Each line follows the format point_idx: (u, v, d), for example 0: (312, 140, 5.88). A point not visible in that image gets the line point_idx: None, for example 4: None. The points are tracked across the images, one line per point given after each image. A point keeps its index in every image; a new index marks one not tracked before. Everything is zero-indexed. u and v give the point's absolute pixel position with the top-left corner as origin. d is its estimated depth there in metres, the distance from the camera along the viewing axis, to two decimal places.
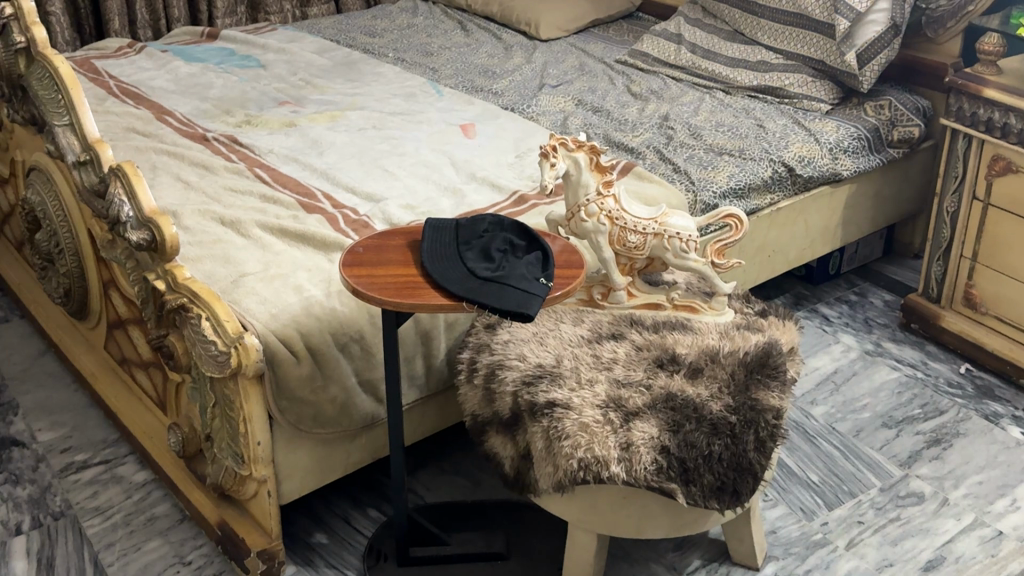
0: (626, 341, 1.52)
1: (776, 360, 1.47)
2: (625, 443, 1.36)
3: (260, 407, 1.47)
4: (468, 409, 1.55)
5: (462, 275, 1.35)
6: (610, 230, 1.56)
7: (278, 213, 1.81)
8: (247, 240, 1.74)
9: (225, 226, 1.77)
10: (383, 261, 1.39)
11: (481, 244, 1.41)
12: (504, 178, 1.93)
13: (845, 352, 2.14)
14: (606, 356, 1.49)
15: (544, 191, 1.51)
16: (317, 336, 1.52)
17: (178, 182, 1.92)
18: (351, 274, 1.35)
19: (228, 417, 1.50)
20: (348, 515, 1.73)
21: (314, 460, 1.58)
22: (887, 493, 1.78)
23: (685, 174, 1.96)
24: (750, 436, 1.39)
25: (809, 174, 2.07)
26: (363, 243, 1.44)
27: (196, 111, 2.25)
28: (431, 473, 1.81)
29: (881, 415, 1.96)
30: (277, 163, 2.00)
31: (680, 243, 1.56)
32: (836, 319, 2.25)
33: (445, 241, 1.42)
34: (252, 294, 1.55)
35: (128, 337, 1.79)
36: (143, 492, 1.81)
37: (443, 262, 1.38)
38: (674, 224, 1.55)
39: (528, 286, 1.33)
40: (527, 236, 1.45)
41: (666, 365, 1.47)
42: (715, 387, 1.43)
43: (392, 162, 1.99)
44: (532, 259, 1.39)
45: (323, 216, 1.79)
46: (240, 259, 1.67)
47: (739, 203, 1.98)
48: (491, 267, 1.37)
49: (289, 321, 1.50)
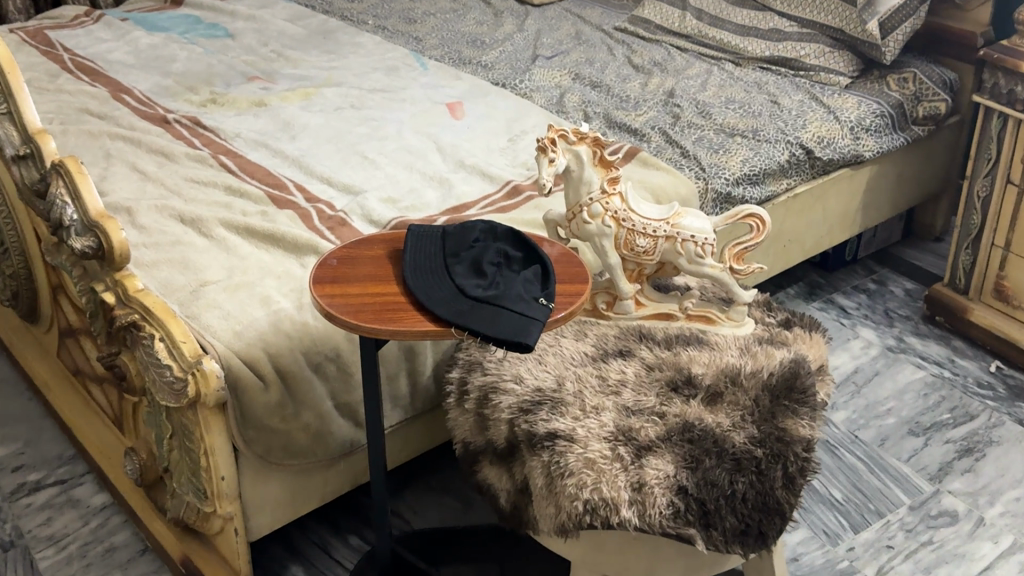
0: (635, 359, 1.35)
1: (804, 381, 1.31)
2: (637, 483, 1.20)
3: (224, 439, 1.30)
4: (457, 436, 1.38)
5: (449, 298, 1.17)
6: (617, 233, 1.39)
7: (245, 209, 1.62)
8: (210, 240, 1.56)
9: (185, 225, 1.59)
10: (359, 278, 1.22)
11: (471, 257, 1.23)
12: (495, 166, 1.75)
13: (866, 349, 1.98)
14: (613, 378, 1.32)
15: (541, 191, 1.33)
16: (287, 355, 1.35)
17: (135, 173, 1.74)
18: (322, 294, 1.18)
19: (188, 449, 1.33)
20: (327, 544, 1.57)
21: (288, 493, 1.42)
22: (917, 513, 1.62)
23: (694, 159, 1.79)
24: (778, 471, 1.22)
25: (828, 156, 1.89)
26: (335, 256, 1.26)
27: (157, 88, 2.06)
28: (418, 493, 1.65)
29: (906, 421, 1.81)
30: (245, 150, 1.82)
31: (695, 247, 1.38)
32: (854, 310, 2.08)
33: (431, 255, 1.24)
34: (215, 307, 1.39)
35: (80, 347, 1.62)
36: (101, 518, 1.64)
37: (428, 282, 1.20)
38: (688, 226, 1.38)
39: (525, 308, 1.15)
40: (525, 246, 1.26)
41: (680, 390, 1.30)
42: (737, 415, 1.27)
43: (372, 148, 1.80)
44: (530, 274, 1.20)
45: (295, 212, 1.61)
46: (201, 265, 1.49)
47: (754, 190, 1.80)
48: (483, 287, 1.19)
49: (255, 339, 1.34)
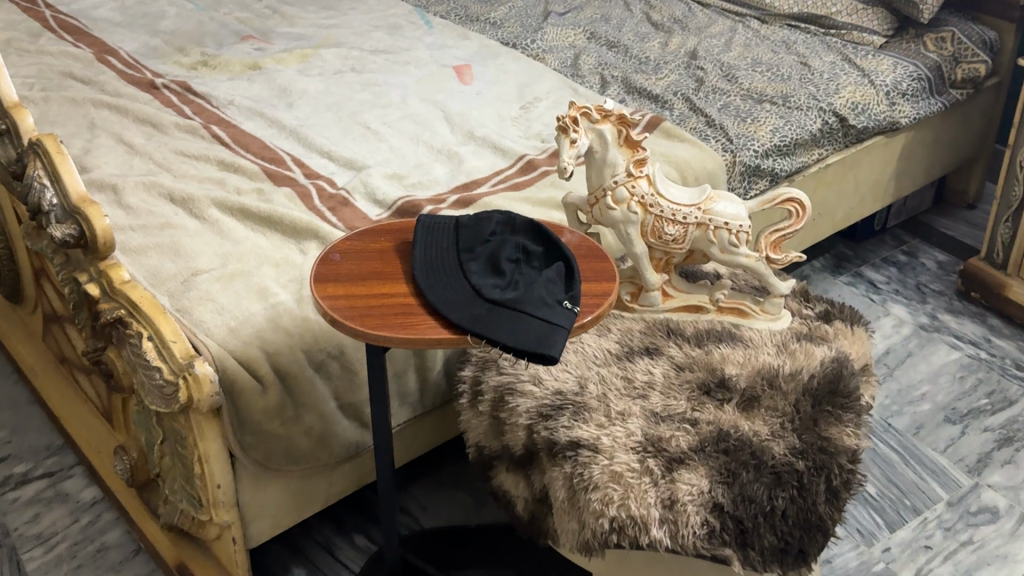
0: (663, 358, 1.25)
1: (847, 384, 1.21)
2: (668, 500, 1.10)
3: (219, 446, 1.20)
4: (470, 440, 1.28)
5: (465, 302, 1.06)
6: (643, 220, 1.28)
7: (240, 187, 1.51)
8: (203, 223, 1.44)
9: (176, 205, 1.48)
10: (364, 277, 1.11)
11: (487, 252, 1.12)
12: (507, 138, 1.63)
13: (897, 327, 1.88)
14: (639, 380, 1.22)
15: (563, 175, 1.22)
16: (286, 354, 1.24)
17: (121, 145, 1.62)
18: (324, 296, 1.08)
19: (180, 455, 1.23)
20: (332, 544, 1.48)
21: (289, 498, 1.32)
22: (955, 509, 1.53)
23: (720, 128, 1.67)
24: (820, 485, 1.13)
25: (862, 124, 1.77)
26: (338, 251, 1.15)
27: (144, 49, 1.93)
28: (428, 487, 1.56)
29: (942, 407, 1.71)
30: (239, 119, 1.70)
31: (729, 235, 1.27)
32: (884, 285, 1.98)
33: (443, 251, 1.13)
34: (209, 300, 1.28)
35: (65, 334, 1.51)
36: (92, 514, 1.55)
37: (441, 282, 1.09)
38: (720, 212, 1.27)
39: (548, 314, 1.04)
40: (546, 240, 1.15)
41: (713, 393, 1.20)
42: (775, 423, 1.17)
43: (374, 117, 1.68)
44: (553, 273, 1.09)
45: (293, 191, 1.50)
46: (192, 251, 1.38)
47: (783, 163, 1.69)
48: (502, 288, 1.08)
49: (252, 336, 1.24)
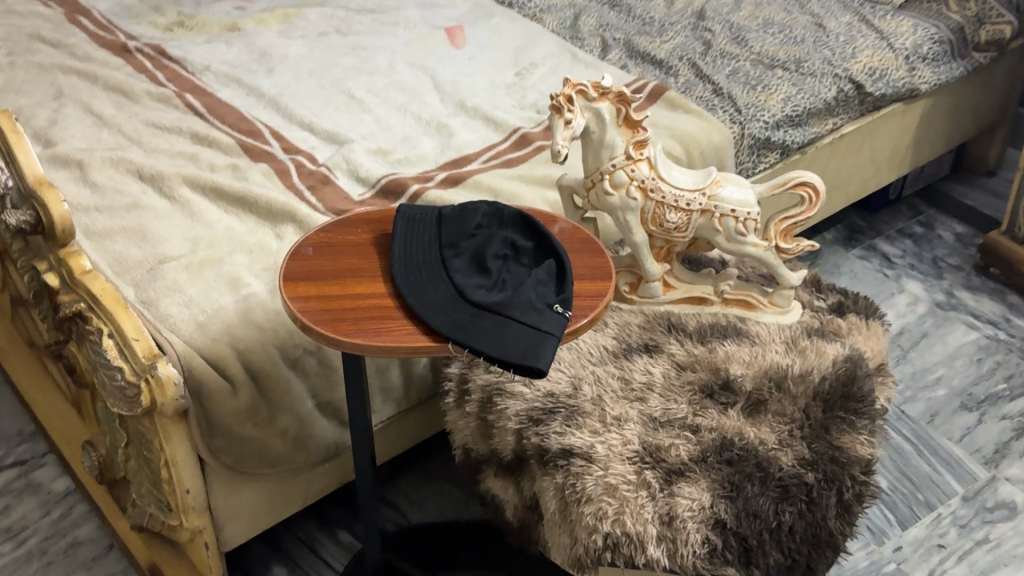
0: (663, 356, 1.16)
1: (861, 387, 1.12)
2: (667, 516, 1.02)
3: (186, 450, 1.12)
4: (456, 440, 1.20)
5: (446, 306, 0.98)
6: (643, 206, 1.18)
7: (215, 163, 1.42)
8: (173, 204, 1.35)
9: (145, 183, 1.39)
10: (338, 276, 1.02)
11: (472, 248, 1.03)
12: (500, 109, 1.53)
13: (912, 306, 1.78)
14: (637, 381, 1.14)
15: (556, 159, 1.12)
16: (258, 351, 1.16)
17: (89, 115, 1.52)
18: (293, 296, 0.99)
19: (146, 458, 1.16)
20: (314, 541, 1.41)
21: (265, 500, 1.24)
22: (971, 505, 1.45)
23: (728, 97, 1.57)
24: (831, 498, 1.05)
25: (880, 91, 1.66)
26: (311, 244, 1.06)
27: (118, 8, 1.82)
28: (416, 479, 1.48)
29: (958, 393, 1.62)
30: (216, 87, 1.60)
31: (736, 223, 1.18)
32: (899, 260, 1.89)
33: (424, 246, 1.04)
34: (176, 292, 1.19)
35: (31, 319, 1.42)
36: (64, 507, 1.48)
37: (421, 282, 1.00)
38: (727, 198, 1.17)
39: (536, 319, 0.95)
40: (536, 234, 1.06)
41: (716, 396, 1.12)
42: (783, 431, 1.08)
43: (359, 84, 1.58)
44: (543, 272, 1.00)
45: (270, 167, 1.41)
46: (161, 236, 1.29)
47: (795, 134, 1.58)
48: (487, 289, 0.99)
49: (221, 332, 1.15)
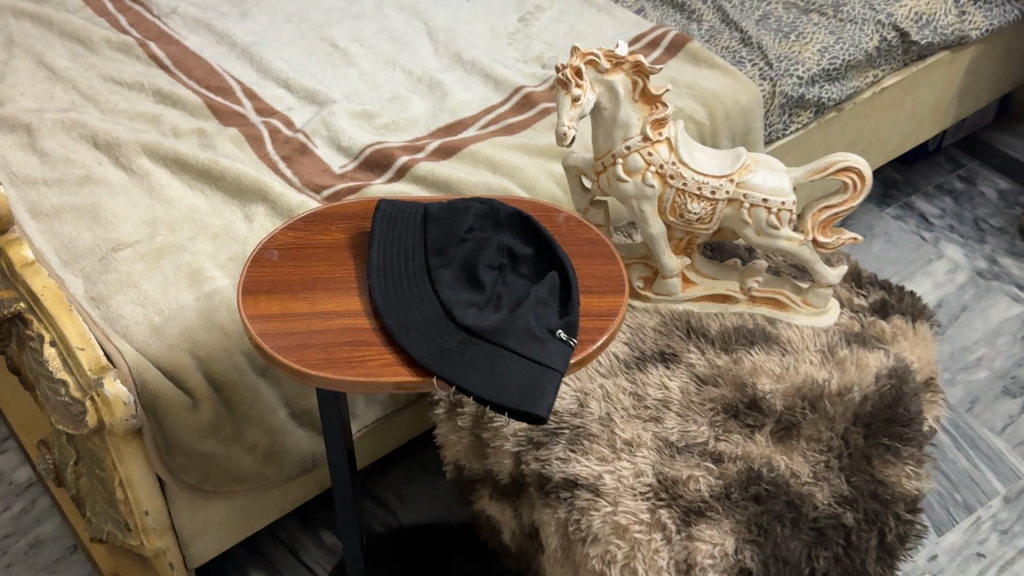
0: (681, 367, 1.02)
1: (909, 408, 0.99)
2: (685, 564, 0.88)
3: (142, 470, 1.00)
4: (448, 456, 1.07)
5: (431, 331, 0.83)
6: (662, 194, 1.03)
7: (180, 126, 1.26)
8: (131, 176, 1.20)
9: (100, 151, 1.23)
10: (306, 289, 0.88)
11: (462, 255, 0.88)
12: (500, 63, 1.37)
13: (951, 275, 1.63)
14: (651, 398, 1.00)
15: (561, 143, 0.97)
16: (222, 358, 1.03)
17: (41, 68, 1.36)
18: (253, 316, 0.85)
19: (99, 476, 1.03)
20: (295, 543, 1.30)
21: (236, 513, 1.12)
22: (1014, 507, 1.33)
23: (758, 48, 1.40)
24: (871, 541, 0.92)
25: (926, 40, 1.48)
26: (276, 248, 0.92)
27: None
28: (408, 474, 1.37)
29: (1001, 376, 1.48)
30: (184, 34, 1.43)
31: (768, 215, 1.03)
32: (937, 221, 1.74)
33: (406, 251, 0.90)
34: (129, 287, 1.05)
35: None
36: (26, 500, 1.36)
37: (401, 299, 0.86)
38: (758, 186, 1.02)
39: (536, 350, 0.81)
40: (537, 238, 0.91)
41: (742, 417, 0.98)
42: (818, 462, 0.95)
43: (343, 32, 1.42)
44: (544, 289, 0.85)
45: (241, 132, 1.25)
46: (115, 216, 1.14)
47: (831, 90, 1.41)
48: (479, 309, 0.85)
49: (180, 337, 1.01)
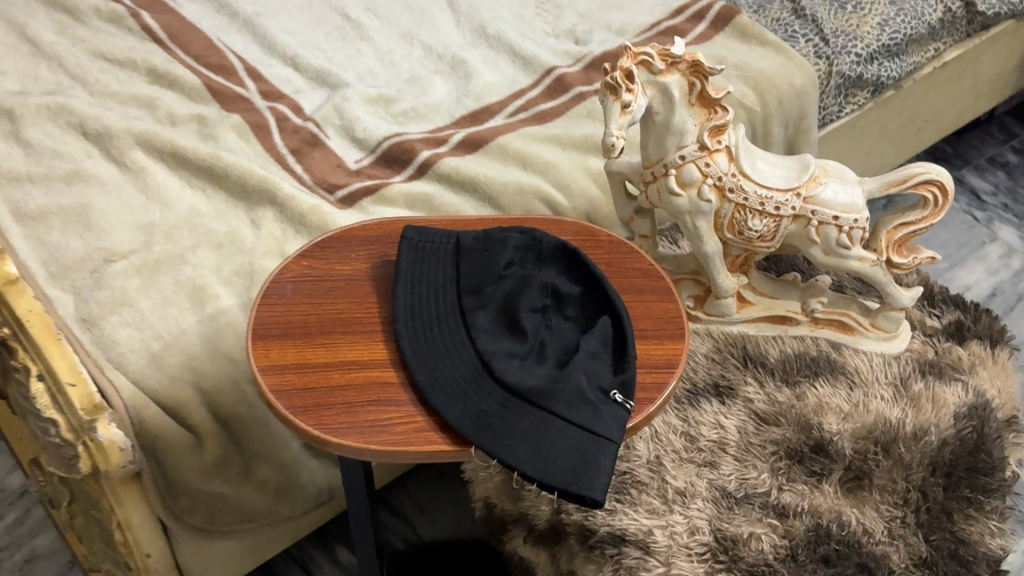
0: (738, 403, 0.92)
1: (990, 454, 0.90)
2: None
3: (142, 512, 0.90)
4: (477, 491, 0.99)
5: (467, 389, 0.73)
6: (719, 209, 0.92)
7: (178, 113, 1.14)
8: (124, 171, 1.08)
9: (89, 142, 1.11)
10: (324, 332, 0.78)
11: (501, 296, 0.77)
12: (529, 39, 1.25)
13: (1005, 260, 1.52)
14: (705, 439, 0.90)
15: (609, 156, 0.85)
16: (228, 390, 0.93)
17: (23, 41, 1.23)
18: (264, 366, 0.75)
19: (95, 516, 0.93)
20: (308, 560, 1.21)
21: (246, 545, 1.03)
22: None
23: (812, 21, 1.27)
24: None
25: (993, 9, 1.35)
26: (289, 280, 0.81)
27: None
28: (428, 483, 1.28)
29: None
30: (181, 1, 1.30)
31: (838, 233, 0.91)
32: (990, 198, 1.62)
33: (436, 289, 0.79)
34: (123, 306, 0.95)
35: None
36: (19, 510, 1.27)
37: (432, 349, 0.75)
38: (828, 202, 0.91)
39: (588, 417, 0.71)
40: (585, 274, 0.80)
41: (807, 462, 0.89)
42: (893, 518, 0.85)
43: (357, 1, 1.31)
44: (596, 340, 0.75)
45: (245, 119, 1.13)
46: (107, 219, 1.03)
47: (891, 67, 1.28)
48: (521, 362, 0.74)
49: (182, 367, 0.91)
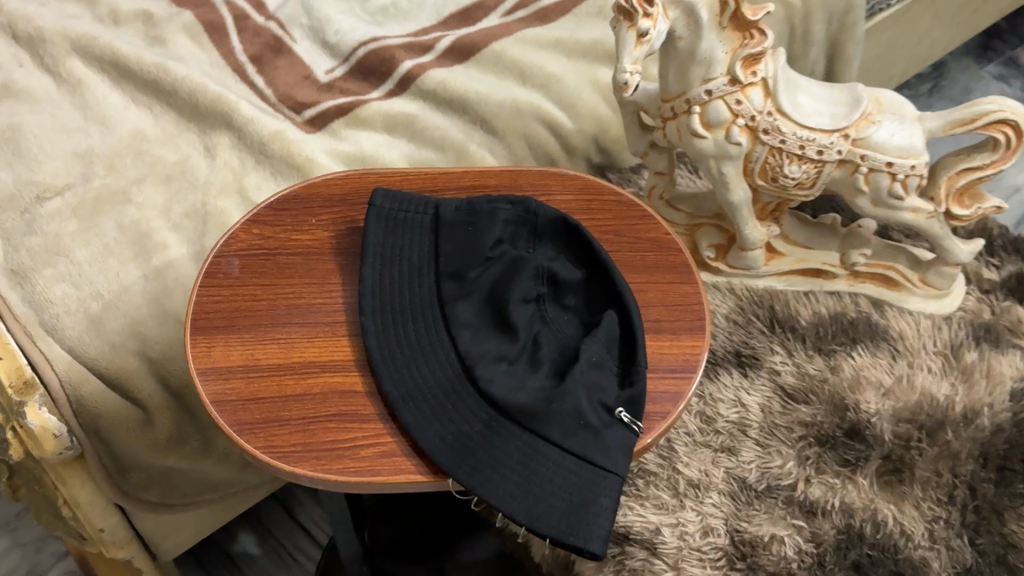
0: (762, 374, 0.82)
1: None
2: None
3: (90, 490, 0.80)
4: None
5: (444, 404, 0.61)
6: (751, 152, 0.77)
7: (123, 11, 0.98)
8: (60, 84, 0.93)
9: (20, 46, 0.95)
10: (275, 323, 0.65)
11: (487, 284, 0.65)
12: None
13: None
14: (724, 420, 0.80)
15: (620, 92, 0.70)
16: (180, 357, 0.81)
17: None
18: (206, 369, 0.63)
19: (40, 489, 0.83)
20: (290, 498, 1.13)
21: (215, 507, 0.94)
22: None
23: None
24: None
25: None
26: (236, 256, 0.68)
27: None
28: None
29: None
30: None
31: (891, 182, 0.78)
32: None
33: (409, 272, 0.66)
34: (58, 257, 0.81)
35: None
36: None
37: (404, 349, 0.63)
38: (880, 146, 0.76)
39: (586, 445, 0.59)
40: (588, 253, 0.67)
41: (840, 448, 0.78)
42: (935, 518, 0.75)
43: None
44: (599, 344, 0.62)
45: (199, 18, 0.97)
46: (39, 144, 0.88)
47: None
48: (510, 367, 0.62)
49: (126, 333, 0.79)
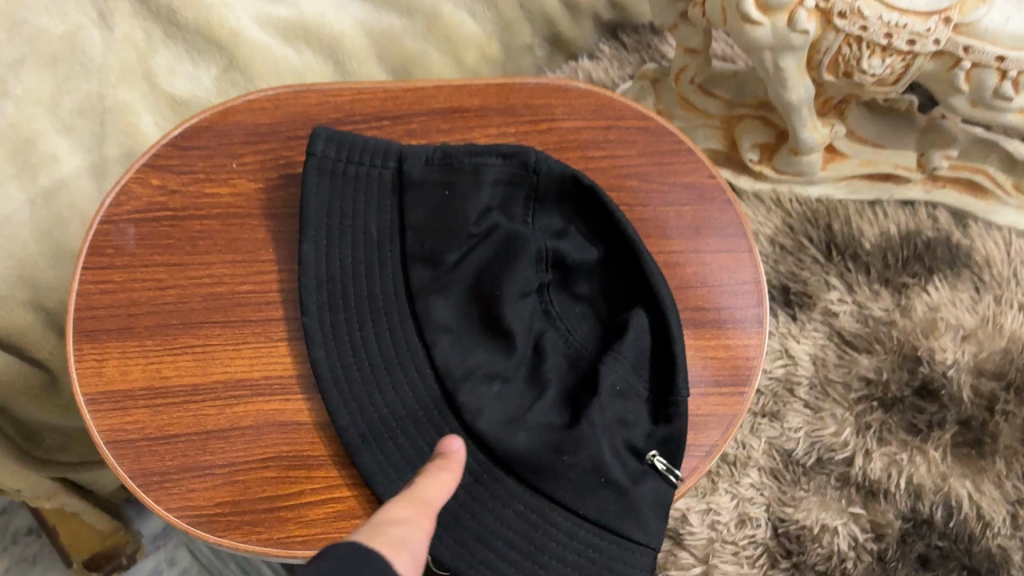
0: (816, 319, 0.75)
1: None
2: None
3: None
4: None
5: (420, 447, 0.45)
6: (819, 38, 0.58)
7: None
8: None
9: None
10: (187, 320, 0.48)
11: (474, 271, 0.48)
12: None
13: None
14: (772, 377, 0.73)
15: None
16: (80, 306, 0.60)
17: None
18: (100, 398, 0.46)
19: None
20: None
21: None
22: None
23: None
24: None
25: None
26: (133, 221, 0.50)
27: None
28: None
29: None
30: None
31: (1000, 81, 0.59)
32: None
33: (361, 249, 0.49)
34: None
35: None
36: None
37: (361, 363, 0.46)
38: (993, 37, 0.57)
39: (613, 511, 0.44)
40: (609, 225, 0.50)
41: (905, 407, 0.73)
42: (1018, 498, 0.71)
43: None
44: (629, 366, 0.47)
45: None
46: None
47: None
48: (503, 391, 0.46)
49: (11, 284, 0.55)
